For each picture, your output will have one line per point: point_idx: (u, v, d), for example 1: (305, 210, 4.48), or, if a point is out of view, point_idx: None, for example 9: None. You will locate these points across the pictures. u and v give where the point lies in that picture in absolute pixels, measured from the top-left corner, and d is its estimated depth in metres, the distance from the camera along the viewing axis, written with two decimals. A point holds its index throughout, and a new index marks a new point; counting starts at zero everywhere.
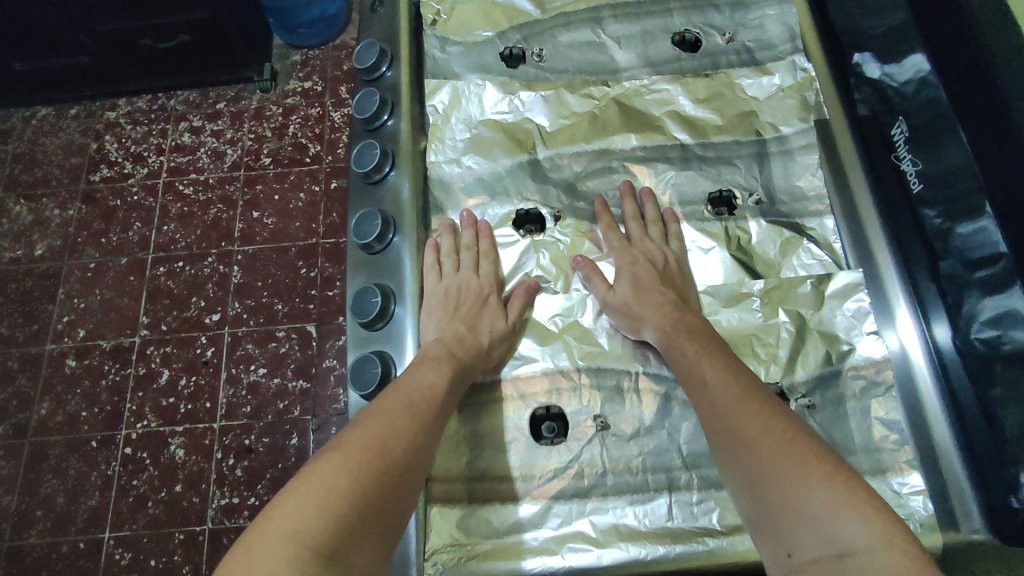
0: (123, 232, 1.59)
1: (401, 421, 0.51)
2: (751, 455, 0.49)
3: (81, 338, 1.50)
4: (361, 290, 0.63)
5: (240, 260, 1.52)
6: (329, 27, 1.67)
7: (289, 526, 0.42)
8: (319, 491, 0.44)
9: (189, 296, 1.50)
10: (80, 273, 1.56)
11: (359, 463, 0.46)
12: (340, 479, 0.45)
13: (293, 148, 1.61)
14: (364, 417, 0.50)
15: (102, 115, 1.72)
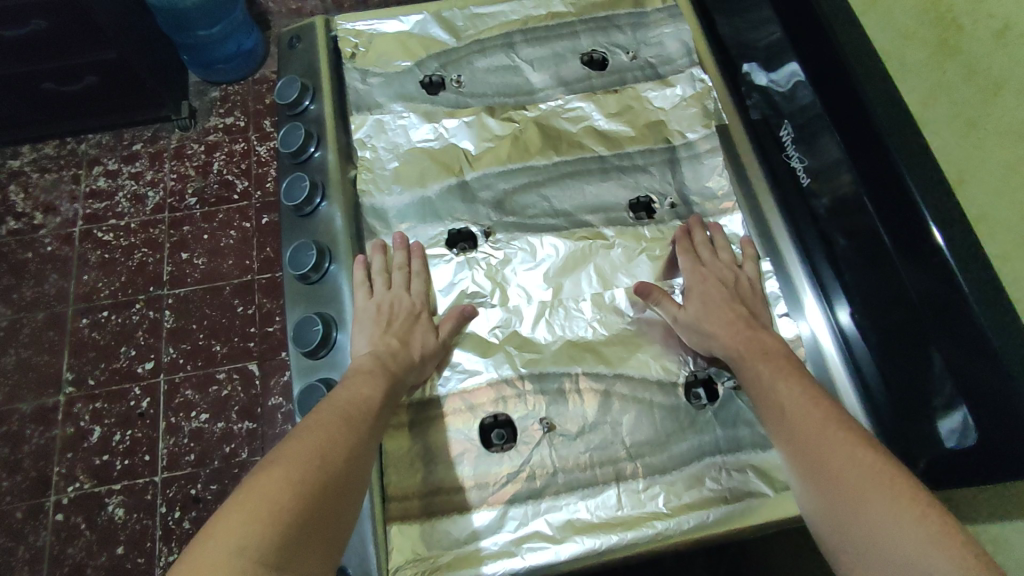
0: (38, 286, 1.50)
1: (340, 433, 0.52)
2: (816, 461, 0.52)
3: None
4: (301, 320, 0.64)
5: (171, 304, 1.47)
6: (247, 61, 1.66)
7: (234, 542, 0.41)
8: (263, 504, 0.43)
9: (117, 346, 1.44)
10: None
11: (302, 475, 0.47)
12: (283, 493, 0.45)
13: (219, 186, 1.58)
14: (302, 432, 0.51)
15: (5, 165, 1.63)
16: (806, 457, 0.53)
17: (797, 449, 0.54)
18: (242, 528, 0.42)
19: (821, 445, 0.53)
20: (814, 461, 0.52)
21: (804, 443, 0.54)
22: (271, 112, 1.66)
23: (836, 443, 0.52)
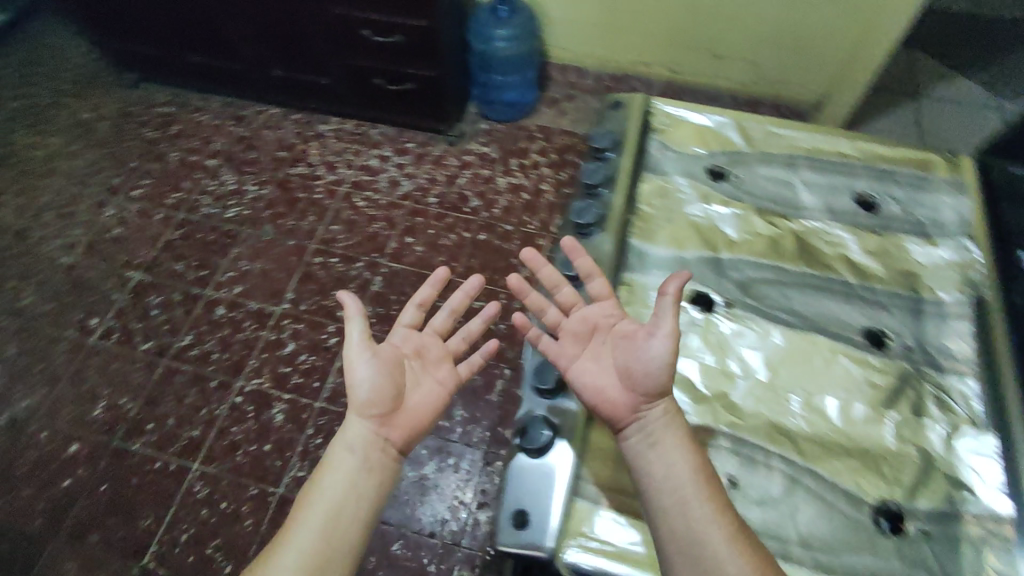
0: (300, 220, 1.93)
1: (320, 499, 0.84)
2: (704, 558, 0.62)
3: (235, 293, 1.81)
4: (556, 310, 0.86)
5: (384, 273, 1.82)
6: (517, 110, 2.11)
7: (314, 498, 0.85)
8: (320, 502, 0.84)
9: (332, 288, 1.79)
10: (255, 240, 1.90)
11: (346, 499, 0.85)
12: (335, 499, 0.85)
13: (457, 197, 1.96)
14: (376, 458, 0.90)
15: (315, 125, 2.12)
16: (674, 526, 0.65)
17: (712, 545, 0.63)
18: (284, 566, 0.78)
19: (712, 542, 0.63)
20: (701, 552, 0.62)
21: (685, 530, 0.64)
22: (518, 155, 2.04)
23: (731, 550, 0.62)
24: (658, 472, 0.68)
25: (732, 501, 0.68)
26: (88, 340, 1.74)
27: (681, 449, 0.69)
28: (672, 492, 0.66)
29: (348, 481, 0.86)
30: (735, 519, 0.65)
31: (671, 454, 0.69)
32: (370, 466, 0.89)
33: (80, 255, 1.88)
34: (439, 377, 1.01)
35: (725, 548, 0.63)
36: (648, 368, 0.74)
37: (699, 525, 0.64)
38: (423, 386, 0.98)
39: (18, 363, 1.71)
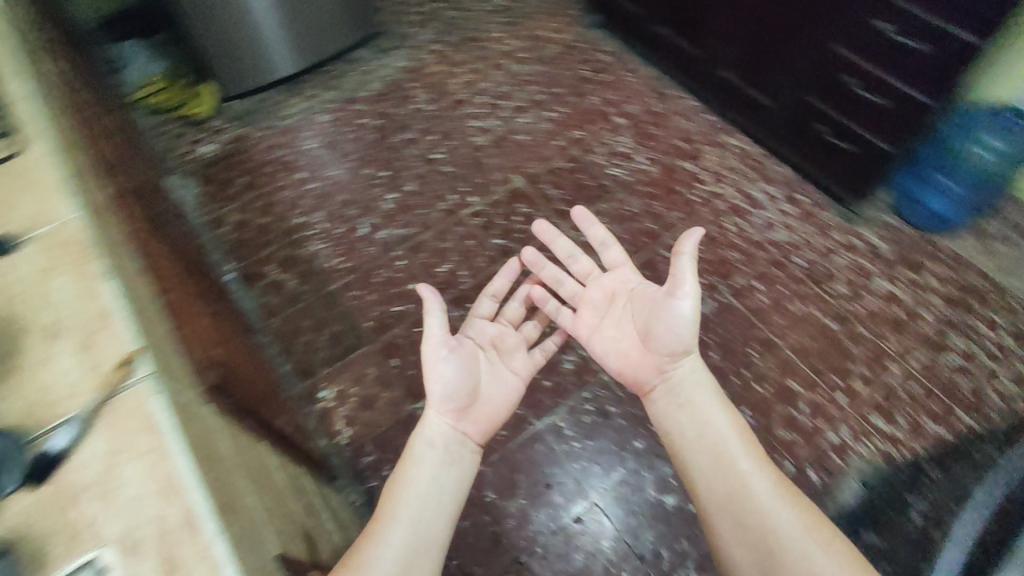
0: (667, 210, 1.97)
1: (408, 487, 1.02)
2: (734, 497, 0.97)
3: (584, 239, 1.92)
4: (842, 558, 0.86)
5: (719, 300, 1.78)
6: (937, 222, 1.87)
7: (403, 485, 1.03)
8: (405, 487, 1.02)
9: (666, 285, 1.82)
10: (621, 206, 1.99)
11: (427, 489, 1.02)
12: (416, 489, 1.02)
13: (825, 273, 1.82)
14: (457, 472, 1.09)
15: (723, 135, 2.14)
16: (720, 489, 0.99)
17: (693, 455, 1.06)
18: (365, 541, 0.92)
19: (731, 474, 1.00)
20: (727, 493, 0.98)
21: (722, 477, 1.00)
22: (912, 268, 1.83)
23: (754, 481, 0.98)
24: (694, 394, 1.15)
25: (746, 456, 1.02)
26: (460, 209, 2.00)
27: (708, 411, 1.11)
28: (684, 398, 1.15)
29: (423, 459, 1.08)
30: (747, 454, 1.03)
31: (705, 434, 1.07)
32: (450, 465, 1.09)
33: (487, 141, 2.16)
34: (509, 365, 1.30)
35: (751, 479, 0.98)
36: None
37: (712, 445, 1.05)
38: (495, 375, 1.25)
39: (407, 198, 2.02)
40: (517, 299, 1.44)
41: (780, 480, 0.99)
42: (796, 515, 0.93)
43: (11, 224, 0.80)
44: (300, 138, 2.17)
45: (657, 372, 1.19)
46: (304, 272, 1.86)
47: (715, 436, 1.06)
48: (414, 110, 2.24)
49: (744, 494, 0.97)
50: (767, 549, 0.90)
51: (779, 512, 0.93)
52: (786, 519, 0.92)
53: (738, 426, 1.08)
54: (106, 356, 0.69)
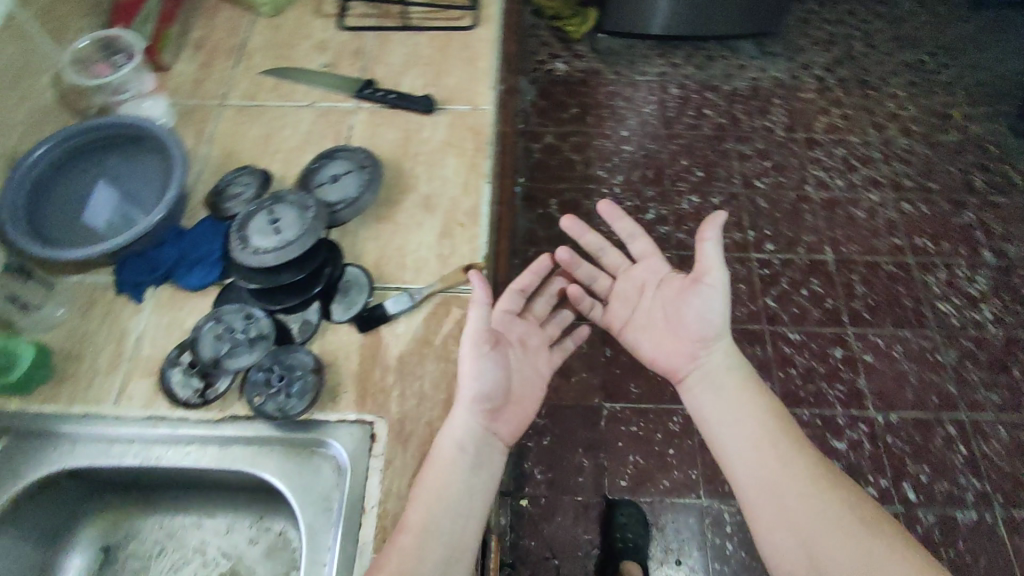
0: (983, 386, 1.50)
1: (445, 490, 0.59)
2: (803, 527, 0.62)
3: (861, 355, 1.54)
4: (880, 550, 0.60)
5: (985, 522, 1.33)
6: None
7: (435, 489, 0.58)
8: (446, 492, 0.59)
9: (929, 464, 1.39)
10: (928, 347, 1.55)
11: (468, 483, 0.61)
12: (456, 484, 0.60)
13: None
14: (489, 458, 0.65)
15: None
16: (789, 524, 0.63)
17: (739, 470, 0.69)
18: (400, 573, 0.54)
19: (789, 497, 0.64)
20: (806, 534, 0.62)
21: (779, 503, 0.65)
22: None
23: (826, 512, 0.63)
24: (730, 394, 0.73)
25: (797, 461, 0.67)
26: (754, 252, 1.72)
27: (759, 419, 0.71)
28: (726, 399, 0.73)
29: (467, 439, 0.63)
30: (800, 460, 0.67)
31: (759, 443, 0.69)
32: (484, 463, 0.64)
33: (823, 200, 1.83)
34: (537, 371, 0.75)
35: (827, 511, 0.63)
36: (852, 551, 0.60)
37: (767, 457, 0.67)
38: (526, 371, 0.73)
39: (706, 207, 1.83)
40: (546, 292, 0.83)
41: (850, 498, 0.64)
42: (894, 560, 0.59)
43: (437, 88, 0.84)
44: (642, 101, 2.04)
45: (706, 374, 0.75)
46: (576, 221, 1.80)
47: (768, 446, 0.68)
48: (765, 128, 1.98)
49: (817, 525, 0.62)
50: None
51: (863, 554, 0.59)
52: (885, 567, 0.58)
53: (785, 436, 0.69)
54: (460, 255, 0.72)
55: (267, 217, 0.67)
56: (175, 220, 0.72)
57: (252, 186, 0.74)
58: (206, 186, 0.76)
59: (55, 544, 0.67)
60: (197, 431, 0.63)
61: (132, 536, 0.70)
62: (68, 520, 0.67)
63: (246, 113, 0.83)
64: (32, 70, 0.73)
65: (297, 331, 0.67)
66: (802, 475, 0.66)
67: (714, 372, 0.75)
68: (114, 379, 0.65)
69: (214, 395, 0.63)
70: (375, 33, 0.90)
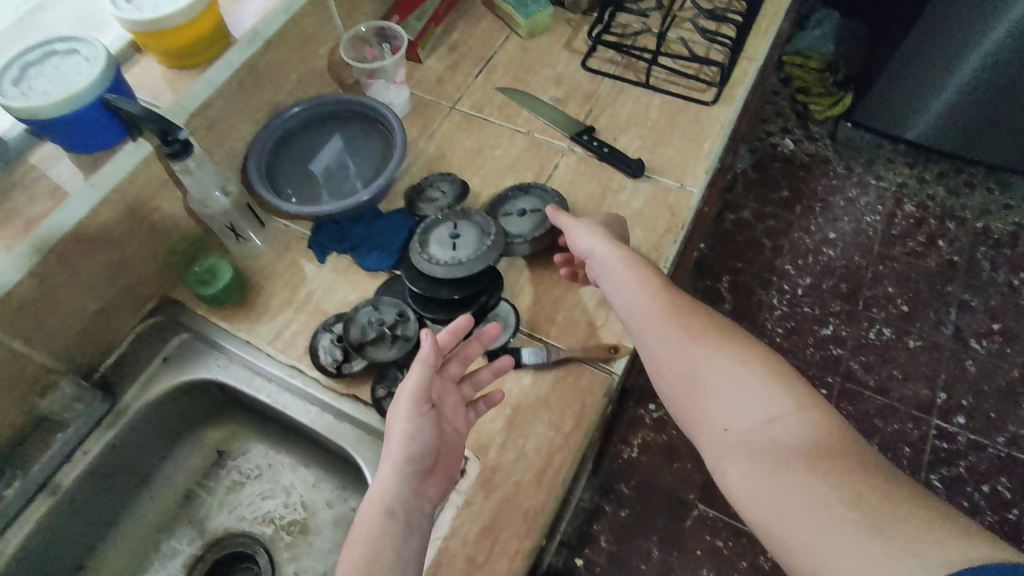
0: None
1: (368, 554, 0.49)
2: (701, 386, 0.55)
3: None
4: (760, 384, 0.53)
5: None
6: None
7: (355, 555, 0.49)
8: (370, 552, 0.49)
9: None
10: None
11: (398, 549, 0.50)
12: (387, 547, 0.49)
13: None
14: (420, 516, 0.53)
15: None
16: (679, 384, 0.57)
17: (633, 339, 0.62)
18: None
19: (671, 353, 0.58)
20: (692, 390, 0.56)
21: (668, 366, 0.58)
22: None
23: (707, 357, 0.56)
24: (615, 277, 0.64)
25: (681, 316, 0.60)
26: (937, 416, 1.50)
27: (643, 286, 0.62)
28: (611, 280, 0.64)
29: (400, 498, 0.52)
30: (681, 314, 0.60)
31: (645, 301, 0.61)
32: (412, 531, 0.52)
33: None
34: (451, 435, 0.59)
35: (703, 357, 0.56)
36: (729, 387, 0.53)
37: (649, 322, 0.60)
38: (444, 429, 0.58)
39: (898, 346, 1.60)
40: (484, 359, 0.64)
41: (734, 336, 0.57)
42: (769, 390, 0.52)
43: (652, 155, 0.82)
44: (866, 207, 1.83)
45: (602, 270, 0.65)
46: (742, 307, 1.68)
47: (651, 303, 0.61)
48: (1008, 284, 1.68)
49: (700, 377, 0.55)
50: (736, 447, 0.51)
51: (746, 389, 0.53)
52: (758, 402, 0.52)
53: (663, 294, 0.61)
54: (610, 328, 0.70)
55: (448, 230, 0.71)
56: (376, 202, 0.79)
57: (447, 193, 0.78)
58: (411, 179, 0.82)
59: (186, 432, 0.77)
60: (322, 396, 0.68)
61: (240, 452, 0.79)
62: (202, 417, 0.78)
63: (468, 123, 0.88)
64: (320, 38, 0.84)
65: None
66: (688, 330, 0.58)
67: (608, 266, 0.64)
68: (279, 320, 0.73)
69: (347, 372, 0.68)
70: (614, 82, 0.90)
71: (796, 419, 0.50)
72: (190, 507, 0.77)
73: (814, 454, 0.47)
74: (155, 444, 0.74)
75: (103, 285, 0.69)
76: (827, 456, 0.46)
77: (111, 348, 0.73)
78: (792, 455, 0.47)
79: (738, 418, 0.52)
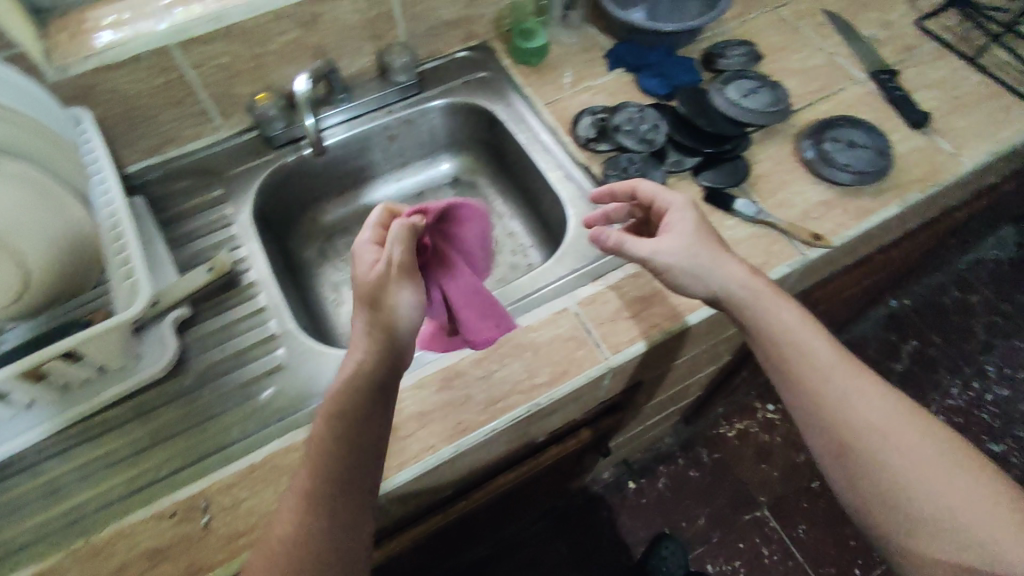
0: None
1: (336, 426, 0.52)
2: (912, 501, 0.54)
3: None
4: (997, 525, 0.51)
5: None
6: None
7: (323, 428, 0.52)
8: (333, 424, 0.52)
9: None
10: None
11: (355, 424, 0.52)
12: (346, 422, 0.52)
13: None
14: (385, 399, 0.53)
15: None
16: (874, 486, 0.56)
17: (802, 407, 0.61)
18: (301, 533, 0.50)
19: (874, 450, 0.56)
20: (899, 491, 0.55)
21: (857, 462, 0.57)
22: None
23: (914, 469, 0.54)
24: (784, 328, 0.62)
25: (895, 407, 0.57)
26: None
27: (843, 371, 0.60)
28: (784, 343, 0.61)
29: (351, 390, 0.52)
30: (884, 398, 0.58)
31: (846, 387, 0.59)
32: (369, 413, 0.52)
33: None
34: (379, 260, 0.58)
35: (913, 474, 0.54)
36: (966, 528, 0.52)
37: (841, 410, 0.58)
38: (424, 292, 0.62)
39: None
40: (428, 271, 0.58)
41: (946, 448, 0.55)
42: (1007, 531, 0.51)
43: (941, 118, 0.83)
44: None
45: (755, 312, 0.62)
46: (914, 375, 1.58)
47: (846, 377, 0.59)
48: None
49: (906, 482, 0.54)
50: (943, 554, 0.52)
51: (971, 524, 0.52)
52: (983, 535, 0.51)
53: (861, 382, 0.59)
54: (822, 223, 0.75)
55: (752, 85, 0.83)
56: (675, 45, 0.89)
57: (746, 56, 0.88)
58: (713, 42, 0.91)
59: (447, 146, 0.96)
60: (564, 158, 0.82)
61: (473, 185, 0.97)
62: (460, 142, 0.96)
63: (782, 26, 0.94)
64: None
65: (671, 160, 0.79)
66: (894, 436, 0.56)
67: (767, 317, 0.62)
68: (555, 94, 0.88)
69: (593, 147, 0.80)
70: (939, 47, 0.90)
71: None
72: (418, 201, 0.97)
73: None
74: (425, 142, 0.94)
75: (461, 5, 0.87)
76: None
77: (434, 56, 0.92)
78: None
79: (953, 525, 0.52)
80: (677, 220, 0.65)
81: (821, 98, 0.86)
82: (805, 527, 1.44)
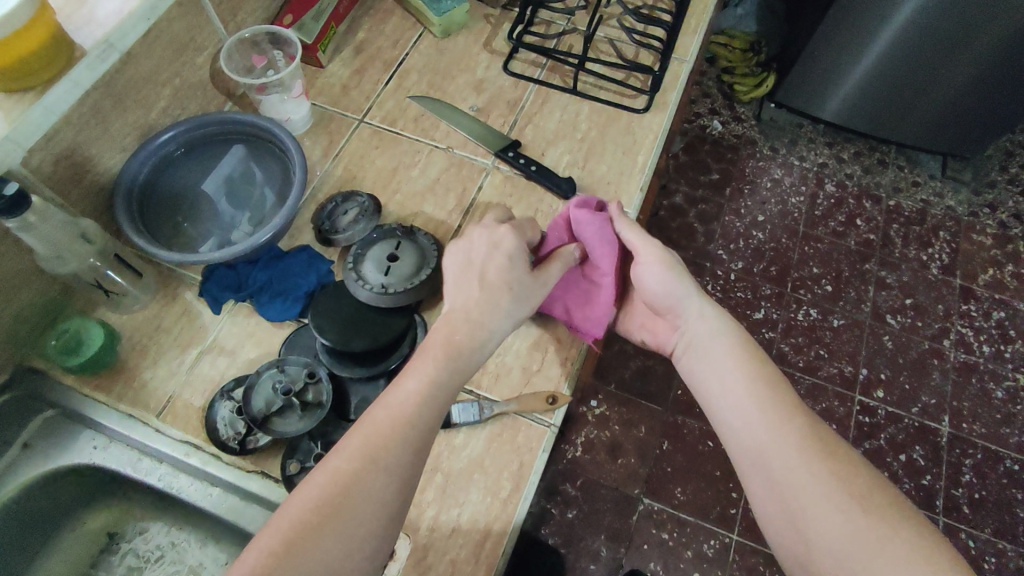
0: None
1: (358, 461, 0.47)
2: (750, 443, 0.55)
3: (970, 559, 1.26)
4: (835, 473, 0.51)
5: None
6: None
7: (340, 467, 0.47)
8: (360, 456, 0.47)
9: None
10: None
11: (377, 468, 0.47)
12: (368, 464, 0.47)
13: None
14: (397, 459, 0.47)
15: None
16: (724, 425, 0.57)
17: (686, 359, 0.63)
18: None
19: (728, 398, 0.57)
20: (741, 433, 0.55)
21: (714, 407, 0.58)
22: None
23: (760, 417, 0.55)
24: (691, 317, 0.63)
25: (762, 370, 0.58)
26: (859, 392, 1.47)
27: (719, 340, 0.61)
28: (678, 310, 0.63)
29: (419, 395, 0.51)
30: (754, 363, 0.58)
31: (716, 352, 0.60)
32: (386, 457, 0.47)
33: (958, 362, 1.50)
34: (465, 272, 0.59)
35: (756, 418, 0.55)
36: (795, 463, 0.52)
37: (711, 366, 0.60)
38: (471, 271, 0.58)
39: (823, 326, 1.55)
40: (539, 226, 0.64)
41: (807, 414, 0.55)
42: (837, 477, 0.51)
43: (581, 173, 0.76)
44: (791, 188, 1.77)
45: (674, 303, 0.64)
46: None
47: (776, 415, 0.55)
48: (917, 260, 1.65)
49: (748, 427, 0.55)
50: (782, 508, 0.52)
51: (801, 465, 0.52)
52: (807, 476, 0.51)
53: (738, 347, 0.60)
54: (547, 373, 0.65)
55: (388, 250, 0.67)
56: (276, 241, 0.69)
57: (361, 216, 0.70)
58: (315, 207, 0.73)
59: (56, 525, 0.66)
60: (225, 475, 0.60)
61: (139, 533, 0.68)
62: (77, 506, 0.66)
63: (380, 139, 0.78)
64: (195, 45, 0.72)
65: (353, 405, 0.62)
66: (749, 391, 0.56)
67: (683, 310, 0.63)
68: (165, 386, 0.63)
69: (252, 447, 0.59)
70: (538, 87, 0.82)
71: (863, 510, 0.49)
72: None
73: (867, 543, 0.47)
74: (20, 546, 0.63)
75: None
76: (875, 545, 0.47)
77: None
78: (833, 529, 0.49)
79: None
80: (651, 266, 0.63)
81: (465, 213, 0.73)
82: (681, 489, 1.35)
